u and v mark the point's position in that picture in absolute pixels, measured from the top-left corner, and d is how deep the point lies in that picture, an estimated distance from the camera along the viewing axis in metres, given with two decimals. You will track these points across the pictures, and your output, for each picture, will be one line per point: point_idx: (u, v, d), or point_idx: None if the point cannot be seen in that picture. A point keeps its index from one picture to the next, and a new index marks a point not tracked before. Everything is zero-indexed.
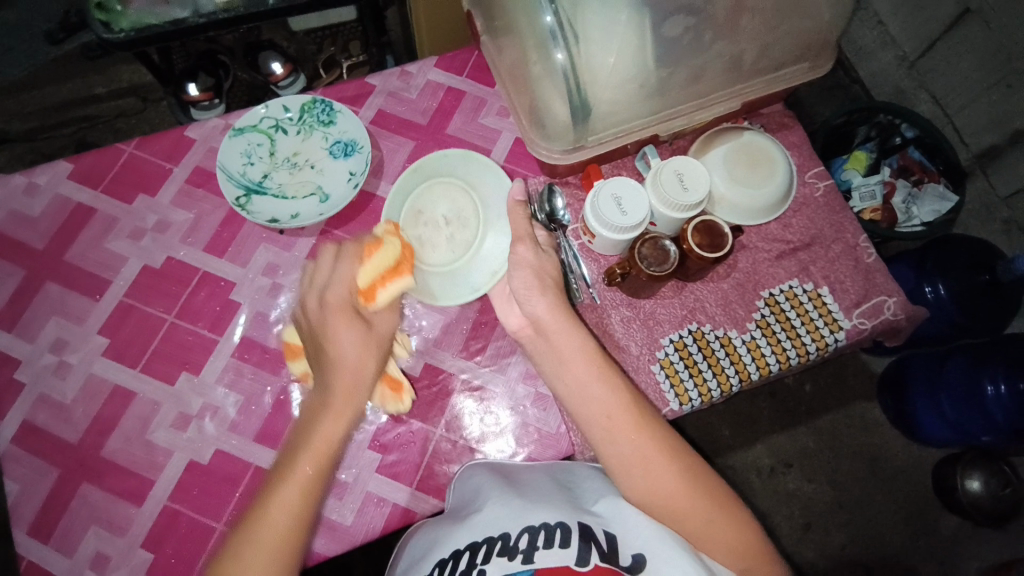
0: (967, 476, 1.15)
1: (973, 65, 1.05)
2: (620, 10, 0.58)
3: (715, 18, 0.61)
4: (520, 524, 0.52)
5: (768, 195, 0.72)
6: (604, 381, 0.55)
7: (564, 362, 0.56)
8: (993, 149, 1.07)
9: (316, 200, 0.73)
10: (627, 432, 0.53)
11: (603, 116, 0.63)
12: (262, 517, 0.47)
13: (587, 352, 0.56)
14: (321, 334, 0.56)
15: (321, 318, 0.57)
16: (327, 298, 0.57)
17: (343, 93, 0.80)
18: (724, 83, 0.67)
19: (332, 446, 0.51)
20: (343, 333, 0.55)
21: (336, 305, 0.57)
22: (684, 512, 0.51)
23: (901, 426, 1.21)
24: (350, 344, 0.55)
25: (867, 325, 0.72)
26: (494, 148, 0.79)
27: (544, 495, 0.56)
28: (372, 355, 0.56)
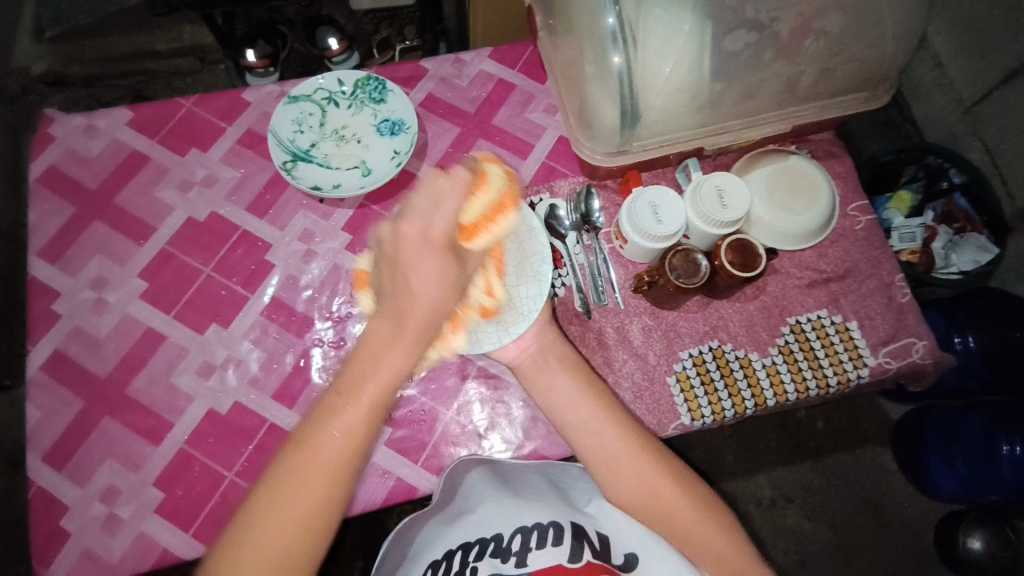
0: (968, 534, 1.11)
1: None
2: (682, 21, 0.58)
3: (778, 37, 0.60)
4: (513, 525, 0.56)
5: (807, 223, 0.72)
6: (588, 393, 0.60)
7: (551, 375, 0.61)
8: None
9: (358, 173, 0.75)
10: (614, 447, 0.58)
11: (652, 124, 0.64)
12: (311, 459, 0.46)
13: (570, 367, 0.61)
14: (420, 265, 0.47)
15: (415, 245, 0.46)
16: (436, 235, 0.47)
17: (396, 73, 0.82)
18: (777, 104, 0.66)
19: (383, 402, 0.48)
20: (431, 270, 0.47)
21: (439, 244, 0.47)
22: (674, 515, 0.56)
23: (910, 474, 1.19)
24: (433, 291, 0.47)
25: (892, 365, 0.71)
26: (537, 143, 0.80)
27: (536, 492, 0.60)
28: (451, 300, 0.49)
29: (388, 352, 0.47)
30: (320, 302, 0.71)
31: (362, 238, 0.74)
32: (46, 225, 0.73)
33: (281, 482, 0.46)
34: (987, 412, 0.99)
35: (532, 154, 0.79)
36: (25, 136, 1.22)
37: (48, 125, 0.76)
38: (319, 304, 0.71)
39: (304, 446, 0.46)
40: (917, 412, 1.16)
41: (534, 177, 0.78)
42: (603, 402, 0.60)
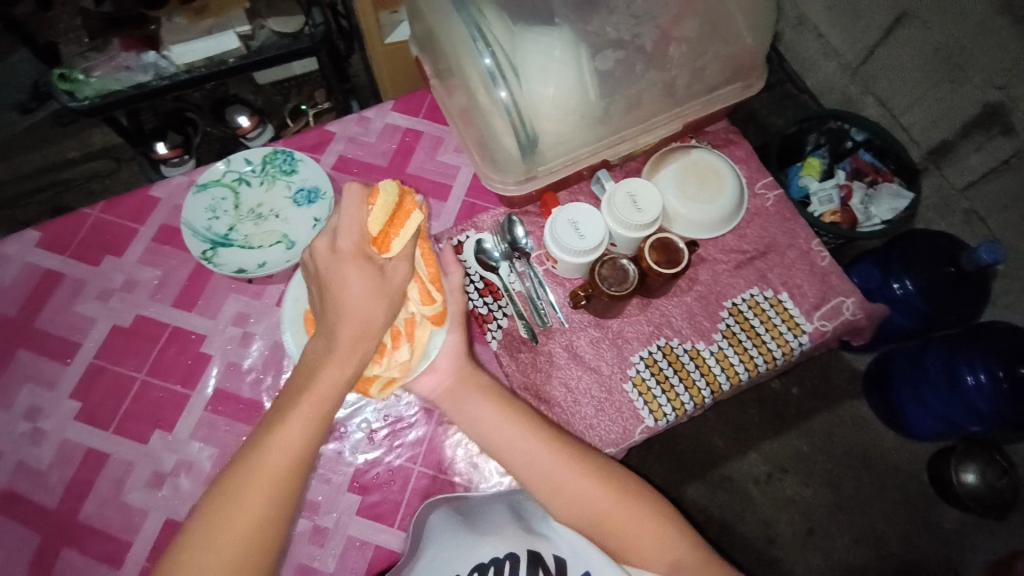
0: (963, 469, 1.18)
1: (915, 63, 1.08)
2: (554, 46, 0.61)
3: (644, 49, 0.64)
4: (470, 563, 0.55)
5: (721, 210, 0.75)
6: (510, 415, 0.62)
7: (473, 407, 0.62)
8: (942, 146, 1.13)
9: (282, 247, 0.74)
10: (546, 465, 0.59)
11: (552, 146, 0.66)
12: (256, 466, 0.50)
13: (491, 395, 0.63)
14: (369, 269, 0.52)
15: (330, 263, 0.52)
16: (344, 249, 0.52)
17: (303, 142, 0.83)
18: (664, 107, 0.69)
19: (313, 427, 0.51)
20: (355, 279, 0.51)
21: (356, 257, 0.52)
22: (614, 518, 0.58)
23: (892, 423, 1.24)
24: (371, 306, 0.52)
25: (829, 326, 0.73)
26: (455, 183, 0.81)
27: (494, 524, 0.59)
28: (383, 307, 0.52)
29: (329, 364, 0.52)
30: (266, 383, 0.70)
31: None
32: None
33: (216, 507, 0.49)
34: (945, 345, 1.06)
35: (451, 194, 0.80)
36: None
37: None
38: (264, 385, 0.69)
39: (251, 463, 0.50)
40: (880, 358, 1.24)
41: (457, 217, 0.79)
42: (525, 420, 0.62)
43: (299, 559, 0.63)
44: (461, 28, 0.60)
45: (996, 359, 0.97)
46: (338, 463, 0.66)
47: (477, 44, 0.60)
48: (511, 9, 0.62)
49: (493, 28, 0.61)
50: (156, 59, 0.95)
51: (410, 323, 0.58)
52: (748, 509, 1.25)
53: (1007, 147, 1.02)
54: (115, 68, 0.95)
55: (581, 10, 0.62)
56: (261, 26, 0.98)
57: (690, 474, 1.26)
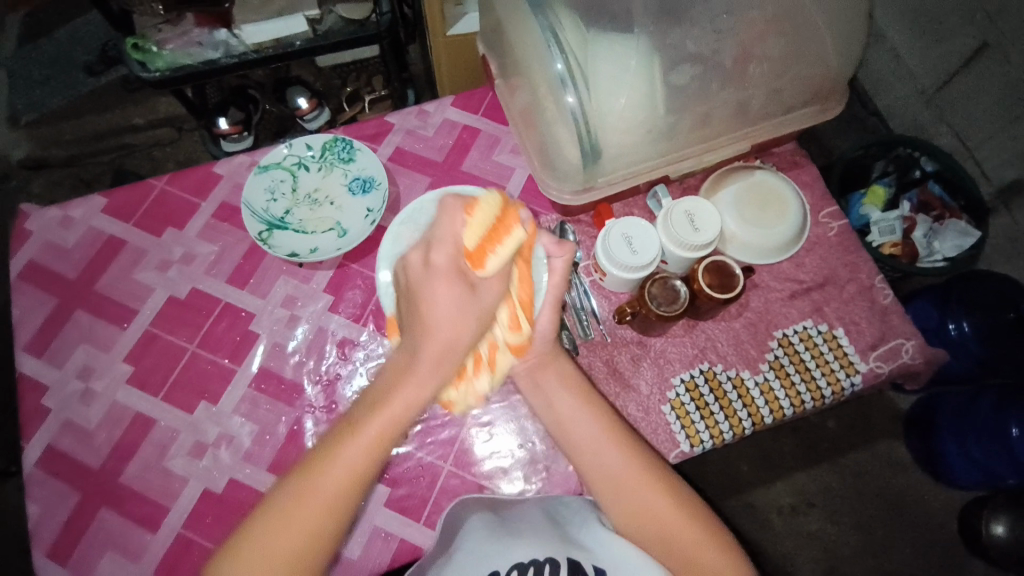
0: (992, 521, 1.09)
1: (998, 97, 1.03)
2: (631, 56, 0.60)
3: (723, 66, 0.62)
4: (509, 562, 0.54)
5: (782, 236, 0.73)
6: (586, 404, 0.61)
7: (550, 393, 0.63)
8: (1015, 184, 1.06)
9: (335, 234, 0.75)
10: (619, 471, 0.59)
11: (614, 158, 0.65)
12: (320, 471, 0.50)
13: (571, 384, 0.63)
14: (467, 292, 0.53)
15: (419, 276, 0.53)
16: (446, 265, 0.52)
17: (362, 131, 0.84)
18: (733, 126, 0.67)
19: (409, 410, 0.52)
20: (440, 292, 0.52)
21: (457, 274, 0.52)
22: (675, 541, 0.56)
23: (928, 466, 1.18)
24: (455, 322, 0.52)
25: (884, 368, 0.70)
26: (508, 184, 0.81)
27: (530, 526, 0.58)
28: (471, 322, 0.53)
29: (404, 379, 0.52)
30: (308, 367, 0.71)
31: (344, 297, 0.74)
32: (30, 321, 0.73)
33: (309, 480, 0.50)
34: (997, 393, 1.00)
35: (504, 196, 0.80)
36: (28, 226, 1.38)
37: (25, 221, 0.77)
38: (307, 368, 0.71)
39: (314, 469, 0.50)
40: (926, 402, 1.17)
41: None
42: (606, 421, 0.61)
43: None
44: (536, 30, 0.59)
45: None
46: None
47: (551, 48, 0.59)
48: (588, 16, 0.61)
49: (568, 33, 0.59)
50: (228, 37, 0.98)
51: (492, 349, 0.58)
52: (768, 538, 1.22)
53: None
54: (187, 43, 0.98)
55: (662, 20, 0.60)
56: (329, 11, 1.01)
57: (712, 498, 1.23)
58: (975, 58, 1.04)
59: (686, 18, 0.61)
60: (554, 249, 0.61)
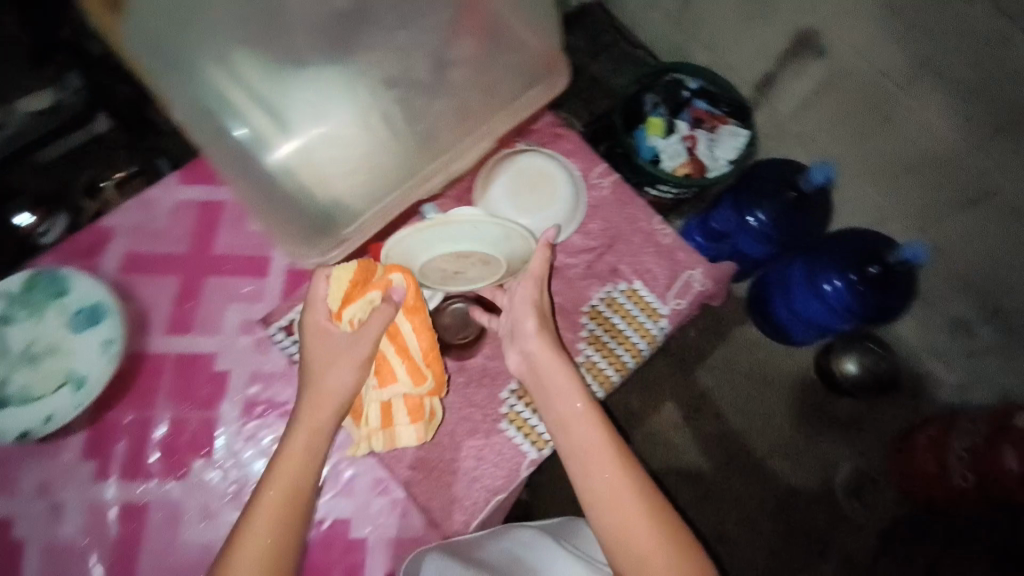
0: (845, 360, 1.25)
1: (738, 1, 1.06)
2: (313, 96, 0.55)
3: (420, 79, 0.58)
4: None
5: (552, 210, 0.73)
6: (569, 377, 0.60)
7: (550, 396, 0.60)
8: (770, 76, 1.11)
9: (71, 386, 0.62)
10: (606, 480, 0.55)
11: (353, 204, 0.60)
12: None
13: (575, 383, 0.60)
14: (351, 346, 0.58)
15: (306, 329, 0.59)
16: (313, 322, 0.58)
17: (75, 249, 0.69)
18: (466, 131, 0.62)
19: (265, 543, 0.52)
20: (316, 343, 0.58)
21: (323, 329, 0.58)
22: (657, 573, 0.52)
23: (776, 335, 1.28)
24: (344, 384, 0.58)
25: (683, 304, 0.74)
26: (275, 254, 0.70)
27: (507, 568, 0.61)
28: (343, 373, 0.58)
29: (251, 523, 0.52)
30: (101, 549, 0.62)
31: (116, 455, 0.64)
32: None
33: None
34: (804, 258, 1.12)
35: (271, 268, 0.70)
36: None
37: None
38: (100, 552, 0.62)
39: None
40: (759, 281, 1.25)
41: (282, 294, 0.69)
42: (602, 426, 0.58)
43: None
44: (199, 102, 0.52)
45: (845, 265, 1.05)
46: None
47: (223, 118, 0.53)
48: (258, 70, 0.53)
49: (234, 96, 0.53)
50: None
51: (382, 408, 0.61)
52: (672, 454, 1.26)
53: (822, 68, 1.01)
54: None
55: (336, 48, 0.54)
56: None
57: None
58: None
59: (361, 40, 0.55)
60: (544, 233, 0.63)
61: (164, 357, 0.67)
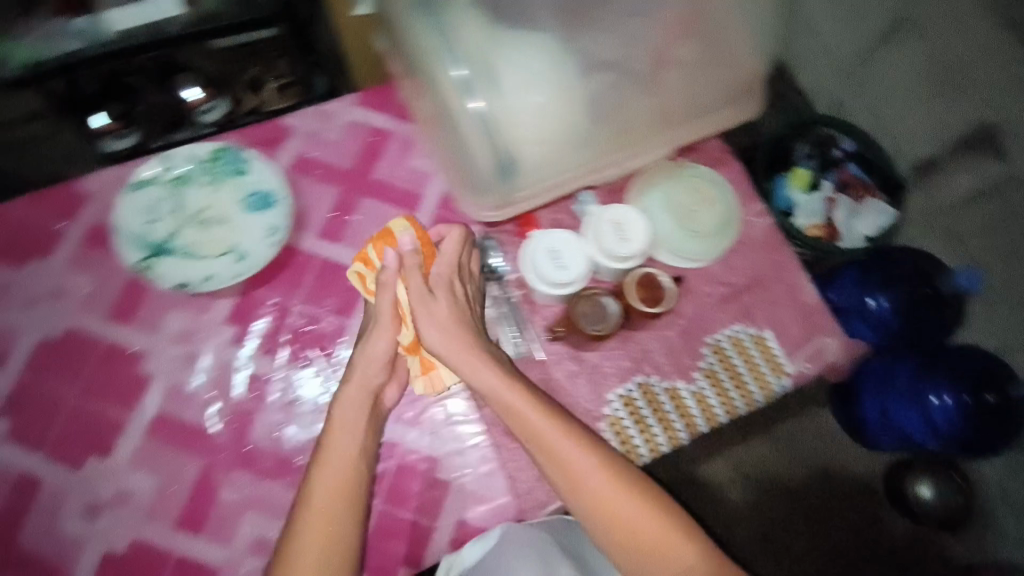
0: (918, 483, 1.07)
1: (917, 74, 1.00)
2: (537, 59, 0.55)
3: (635, 71, 0.58)
4: None
5: (712, 241, 0.72)
6: (517, 393, 0.59)
7: (515, 411, 0.59)
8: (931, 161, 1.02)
9: (231, 260, 0.67)
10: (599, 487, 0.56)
11: (530, 171, 0.59)
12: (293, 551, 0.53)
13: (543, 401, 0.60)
14: (374, 330, 0.64)
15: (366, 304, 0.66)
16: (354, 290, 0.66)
17: (255, 135, 0.74)
18: (654, 132, 0.62)
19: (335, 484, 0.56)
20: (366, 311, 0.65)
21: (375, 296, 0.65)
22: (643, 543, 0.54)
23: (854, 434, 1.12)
24: (384, 345, 0.63)
25: (811, 369, 0.71)
26: (425, 194, 0.74)
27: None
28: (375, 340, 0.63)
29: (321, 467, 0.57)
30: (215, 408, 0.64)
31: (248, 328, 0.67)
32: None
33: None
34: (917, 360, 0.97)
35: (421, 207, 0.74)
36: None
37: None
38: (213, 410, 0.64)
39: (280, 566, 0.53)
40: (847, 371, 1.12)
41: None
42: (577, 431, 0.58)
43: None
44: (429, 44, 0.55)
45: (960, 382, 0.93)
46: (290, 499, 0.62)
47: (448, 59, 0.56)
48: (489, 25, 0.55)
49: (462, 43, 0.55)
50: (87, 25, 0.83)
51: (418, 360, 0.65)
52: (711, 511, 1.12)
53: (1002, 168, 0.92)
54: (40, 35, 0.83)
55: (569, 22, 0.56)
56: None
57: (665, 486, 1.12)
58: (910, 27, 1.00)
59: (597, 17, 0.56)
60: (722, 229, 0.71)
61: (309, 257, 0.71)
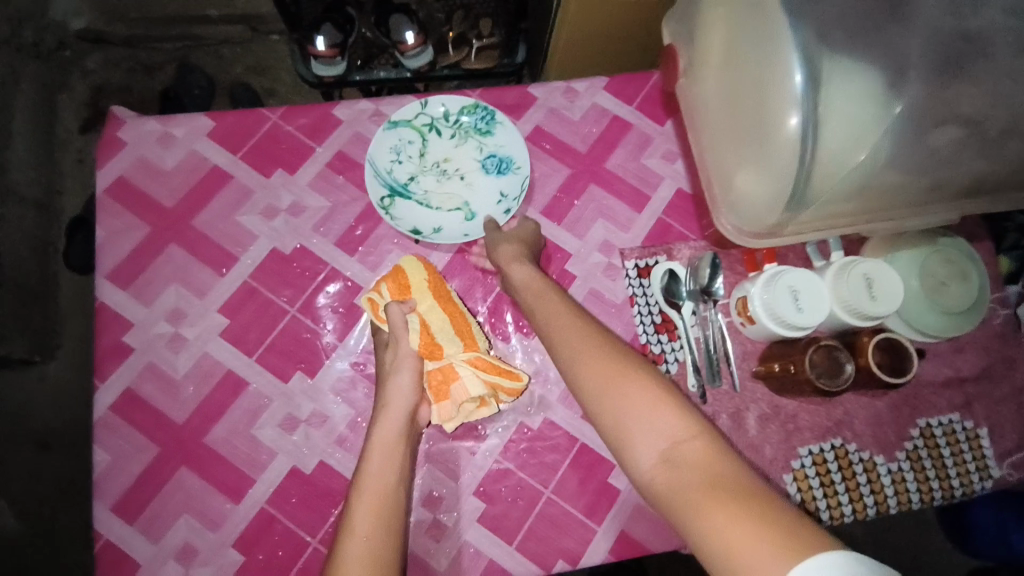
0: None
1: None
2: (887, 100, 0.49)
3: (986, 135, 0.51)
4: None
5: (955, 320, 0.66)
6: (619, 369, 0.50)
7: (594, 380, 0.50)
8: None
9: (461, 216, 0.68)
10: (673, 450, 0.44)
11: (820, 210, 0.54)
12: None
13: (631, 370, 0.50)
14: (391, 369, 0.58)
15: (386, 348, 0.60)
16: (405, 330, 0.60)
17: (502, 98, 0.74)
18: (954, 199, 0.57)
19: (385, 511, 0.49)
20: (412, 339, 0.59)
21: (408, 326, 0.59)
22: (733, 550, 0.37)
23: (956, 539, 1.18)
24: (409, 377, 0.58)
25: (1017, 477, 0.67)
26: (653, 195, 0.72)
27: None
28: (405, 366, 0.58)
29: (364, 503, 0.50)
30: None
31: (461, 287, 0.68)
32: (115, 246, 0.65)
33: None
34: None
35: (647, 207, 0.72)
36: (92, 107, 1.31)
37: (117, 128, 0.68)
38: None
39: None
40: None
41: (648, 236, 0.71)
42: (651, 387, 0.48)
43: (414, 549, 0.60)
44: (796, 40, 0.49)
45: None
46: (470, 464, 0.63)
47: (795, 56, 0.49)
48: (852, 40, 0.49)
49: (816, 46, 0.49)
50: None
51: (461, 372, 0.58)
52: None
53: None
54: None
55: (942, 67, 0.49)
56: None
57: None
58: None
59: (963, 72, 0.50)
60: (969, 314, 0.66)
61: None
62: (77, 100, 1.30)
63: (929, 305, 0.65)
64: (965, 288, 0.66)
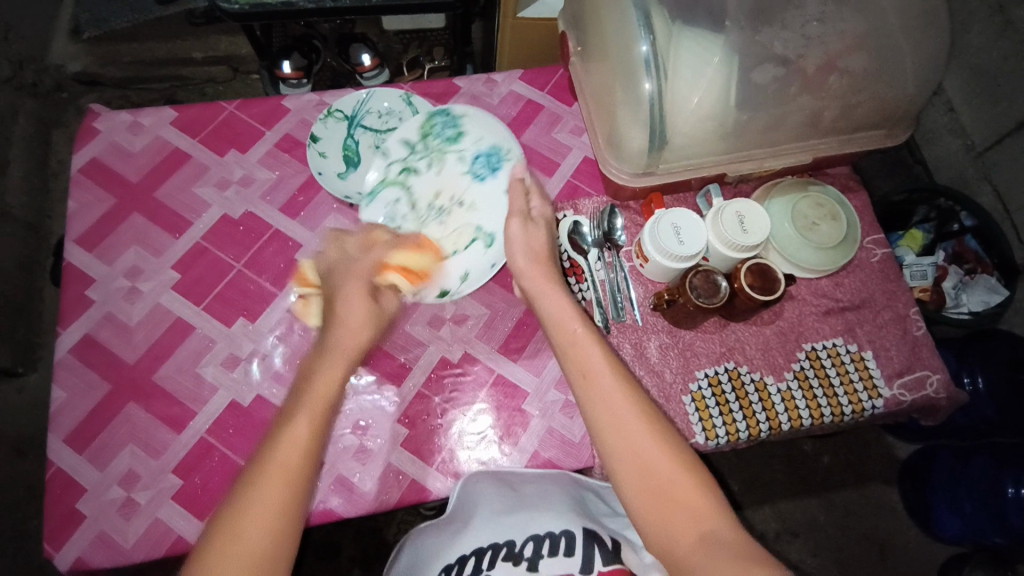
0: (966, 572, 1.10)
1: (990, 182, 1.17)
2: (713, 51, 0.60)
3: (805, 72, 0.62)
4: (526, 533, 0.58)
5: (829, 254, 0.74)
6: (647, 430, 0.53)
7: (625, 437, 0.53)
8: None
9: (480, 246, 0.72)
10: (699, 518, 0.50)
11: (679, 148, 0.64)
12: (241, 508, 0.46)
13: (656, 433, 0.53)
14: (358, 318, 0.59)
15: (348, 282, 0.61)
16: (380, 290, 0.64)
17: (430, 89, 0.85)
18: (800, 136, 0.66)
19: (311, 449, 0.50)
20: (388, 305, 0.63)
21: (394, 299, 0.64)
22: None
23: (917, 515, 1.20)
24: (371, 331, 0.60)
25: (907, 397, 0.72)
26: (563, 162, 0.83)
27: (547, 502, 0.61)
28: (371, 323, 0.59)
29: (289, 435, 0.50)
30: None
31: None
32: (85, 214, 0.74)
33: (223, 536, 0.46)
34: (992, 455, 1.01)
35: (558, 172, 0.82)
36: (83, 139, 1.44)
37: (94, 120, 0.79)
38: None
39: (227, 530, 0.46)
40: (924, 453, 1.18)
41: (559, 195, 0.81)
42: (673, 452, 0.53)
43: (340, 471, 0.65)
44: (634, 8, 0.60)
45: None
46: (396, 393, 0.69)
47: (637, 20, 0.59)
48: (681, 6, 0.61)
49: (654, 11, 0.60)
50: None
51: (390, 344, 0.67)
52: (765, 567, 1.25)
53: None
54: None
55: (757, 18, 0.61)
56: None
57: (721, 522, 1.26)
58: (998, 145, 1.12)
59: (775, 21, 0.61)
60: (842, 248, 0.75)
61: None
62: (70, 132, 1.42)
63: (805, 244, 0.73)
64: (836, 225, 0.74)
